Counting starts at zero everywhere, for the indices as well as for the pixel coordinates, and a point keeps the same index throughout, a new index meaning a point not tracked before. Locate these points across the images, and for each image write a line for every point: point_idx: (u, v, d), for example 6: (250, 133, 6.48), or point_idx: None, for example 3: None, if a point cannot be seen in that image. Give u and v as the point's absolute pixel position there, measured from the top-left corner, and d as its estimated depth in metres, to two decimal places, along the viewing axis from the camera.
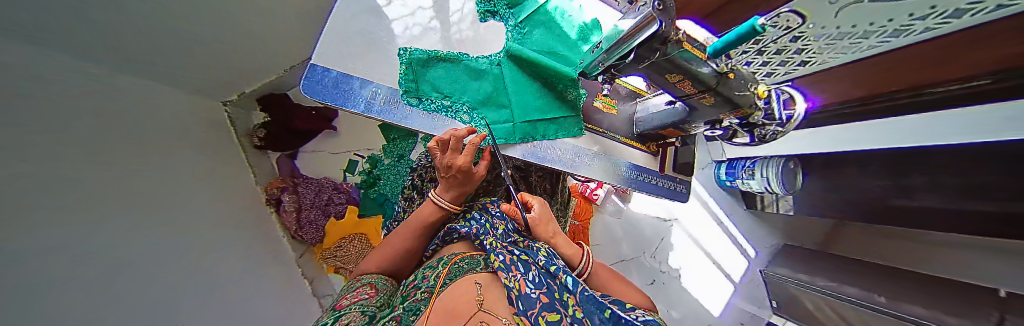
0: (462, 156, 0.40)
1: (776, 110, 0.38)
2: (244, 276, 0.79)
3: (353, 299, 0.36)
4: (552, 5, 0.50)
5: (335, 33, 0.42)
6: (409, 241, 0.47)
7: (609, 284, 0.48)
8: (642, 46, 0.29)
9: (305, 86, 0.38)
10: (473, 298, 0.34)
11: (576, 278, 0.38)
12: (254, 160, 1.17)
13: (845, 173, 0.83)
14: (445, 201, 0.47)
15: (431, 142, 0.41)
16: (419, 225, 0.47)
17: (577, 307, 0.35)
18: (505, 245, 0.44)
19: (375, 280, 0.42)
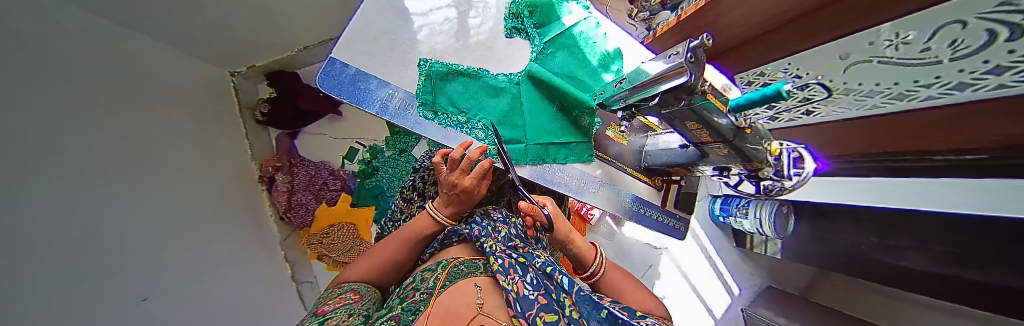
0: (468, 177, 0.40)
1: (785, 168, 0.38)
2: (222, 257, 0.76)
3: (337, 304, 0.35)
4: (578, 30, 0.50)
5: (358, 30, 0.41)
6: (401, 252, 0.45)
7: (619, 287, 0.47)
8: (671, 92, 0.30)
9: (322, 80, 0.38)
10: (473, 302, 0.34)
11: (572, 278, 0.41)
12: (253, 134, 1.15)
13: (840, 229, 0.81)
14: (442, 216, 0.47)
15: (437, 157, 0.40)
16: (411, 236, 0.46)
17: (574, 307, 0.37)
18: (505, 248, 0.44)
19: (358, 287, 0.40)
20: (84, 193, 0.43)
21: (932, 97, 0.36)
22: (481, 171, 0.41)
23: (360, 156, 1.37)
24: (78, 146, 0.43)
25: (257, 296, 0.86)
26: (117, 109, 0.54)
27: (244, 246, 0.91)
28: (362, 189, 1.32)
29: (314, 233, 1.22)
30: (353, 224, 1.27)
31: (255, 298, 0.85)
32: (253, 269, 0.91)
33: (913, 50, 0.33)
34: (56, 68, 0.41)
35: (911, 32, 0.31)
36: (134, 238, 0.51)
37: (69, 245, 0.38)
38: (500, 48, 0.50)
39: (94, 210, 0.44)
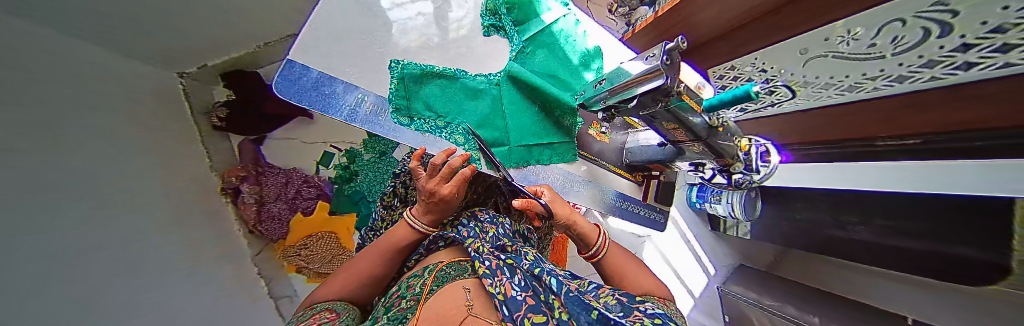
0: (448, 184, 0.39)
1: (754, 163, 0.39)
2: (191, 279, 0.70)
3: (312, 325, 0.32)
4: (557, 27, 0.49)
5: (318, 28, 0.37)
6: (380, 265, 0.43)
7: (623, 266, 0.46)
8: (648, 95, 0.30)
9: (279, 84, 0.34)
10: (462, 304, 0.36)
11: (561, 279, 0.38)
12: (212, 142, 1.04)
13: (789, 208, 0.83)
14: (422, 224, 0.44)
15: (411, 160, 0.38)
16: (389, 248, 0.43)
17: (563, 309, 0.35)
18: (493, 249, 0.44)
19: (334, 306, 0.38)
20: (50, 224, 0.40)
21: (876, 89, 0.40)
22: (461, 179, 0.39)
23: (336, 161, 1.29)
24: (47, 171, 0.40)
25: (233, 317, 0.81)
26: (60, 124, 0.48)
27: (214, 264, 0.84)
28: (341, 194, 1.26)
29: (291, 244, 1.17)
30: (333, 232, 1.23)
31: (232, 319, 0.80)
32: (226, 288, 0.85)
33: (863, 45, 0.37)
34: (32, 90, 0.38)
35: (862, 28, 0.36)
36: (89, 270, 0.45)
37: (39, 281, 0.35)
38: (480, 48, 0.48)
39: (58, 239, 0.41)
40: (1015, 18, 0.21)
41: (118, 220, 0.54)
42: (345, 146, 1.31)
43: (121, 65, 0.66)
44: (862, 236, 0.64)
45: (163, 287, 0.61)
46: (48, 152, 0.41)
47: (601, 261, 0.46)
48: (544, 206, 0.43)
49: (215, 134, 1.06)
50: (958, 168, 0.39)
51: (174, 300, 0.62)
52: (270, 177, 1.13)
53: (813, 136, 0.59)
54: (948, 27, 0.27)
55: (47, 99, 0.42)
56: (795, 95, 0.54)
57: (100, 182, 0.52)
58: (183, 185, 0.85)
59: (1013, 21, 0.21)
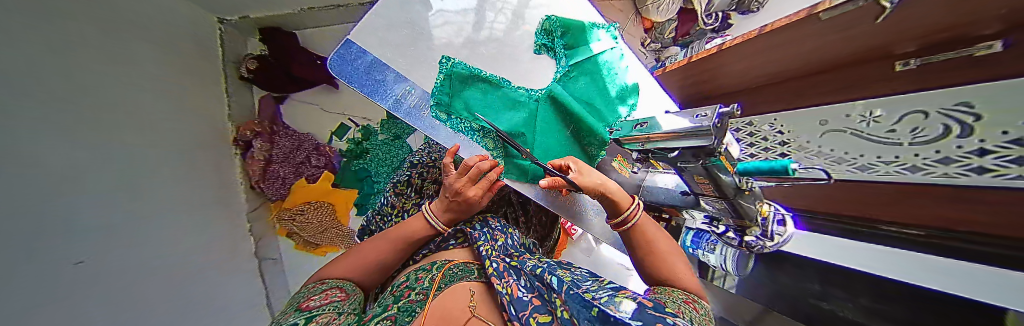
0: (474, 187, 0.40)
1: (770, 229, 0.40)
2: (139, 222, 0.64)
3: (323, 302, 0.34)
4: (603, 58, 0.51)
5: (381, 17, 0.41)
6: (390, 253, 0.44)
7: (655, 240, 0.44)
8: (693, 149, 0.32)
9: (334, 65, 0.38)
10: (465, 306, 0.38)
11: (561, 277, 0.37)
12: (234, 89, 1.13)
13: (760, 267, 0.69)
14: (439, 222, 0.44)
15: (445, 157, 0.40)
16: (402, 239, 0.44)
17: (564, 307, 0.34)
18: (502, 254, 0.45)
19: (342, 285, 0.39)
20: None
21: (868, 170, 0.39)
22: (488, 182, 0.41)
23: (349, 135, 1.39)
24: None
25: (178, 262, 0.75)
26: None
27: (175, 199, 0.80)
28: (347, 168, 1.32)
29: (288, 208, 1.23)
30: (331, 204, 1.28)
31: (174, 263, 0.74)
32: (186, 232, 0.81)
33: (882, 129, 0.35)
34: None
35: (884, 110, 0.34)
36: None
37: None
38: (525, 62, 0.49)
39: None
40: (1000, 142, 0.23)
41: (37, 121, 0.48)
42: (362, 122, 1.42)
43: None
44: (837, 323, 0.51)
45: (71, 211, 0.53)
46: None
47: (631, 230, 0.44)
48: (571, 180, 0.40)
49: (242, 83, 1.16)
50: (985, 275, 0.27)
51: (77, 226, 0.54)
52: (283, 137, 1.22)
53: (825, 204, 0.47)
54: (968, 130, 0.25)
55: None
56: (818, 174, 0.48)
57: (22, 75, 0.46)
58: (173, 122, 0.82)
59: (996, 145, 0.23)
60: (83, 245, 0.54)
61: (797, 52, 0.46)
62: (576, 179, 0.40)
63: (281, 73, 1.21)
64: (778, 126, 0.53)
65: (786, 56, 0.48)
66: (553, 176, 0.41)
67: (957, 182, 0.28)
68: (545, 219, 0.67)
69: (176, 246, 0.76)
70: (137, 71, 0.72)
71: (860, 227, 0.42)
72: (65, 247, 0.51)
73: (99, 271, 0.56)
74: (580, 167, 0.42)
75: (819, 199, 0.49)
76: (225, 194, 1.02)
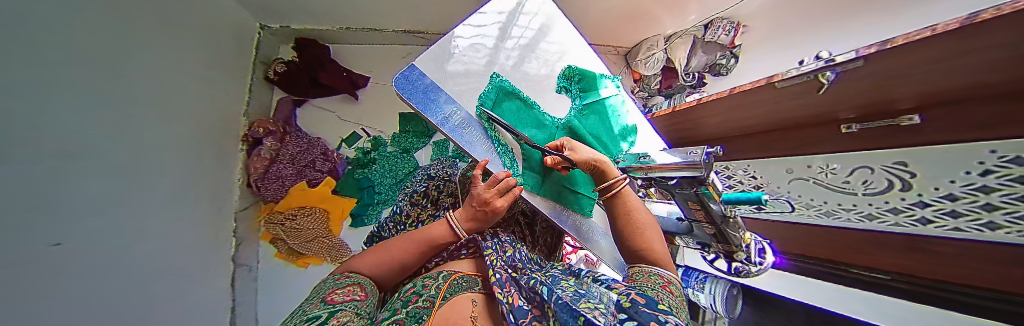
0: (502, 199, 0.45)
1: (753, 256, 0.45)
2: (109, 207, 0.61)
3: (345, 297, 0.36)
4: (610, 102, 0.61)
5: (438, 48, 0.50)
6: (408, 257, 0.45)
7: (636, 210, 0.46)
8: (689, 179, 0.38)
9: (398, 81, 0.45)
10: (468, 315, 0.39)
11: (552, 289, 0.38)
12: (257, 89, 1.21)
13: None
14: (461, 229, 0.47)
15: (477, 168, 0.46)
16: (425, 241, 0.46)
17: (556, 317, 0.34)
18: (506, 266, 0.47)
19: (362, 282, 0.41)
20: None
21: (819, 215, 0.49)
22: (513, 195, 0.46)
23: (359, 144, 1.44)
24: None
25: (149, 246, 0.70)
26: None
27: (158, 187, 0.75)
28: (350, 176, 1.36)
29: (280, 211, 1.22)
30: (325, 210, 1.28)
31: (145, 253, 0.68)
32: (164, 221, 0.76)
33: (839, 179, 0.44)
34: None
35: (838, 164, 0.43)
36: None
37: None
38: (549, 98, 0.57)
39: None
40: (961, 190, 0.29)
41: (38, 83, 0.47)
42: (374, 133, 1.48)
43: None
44: None
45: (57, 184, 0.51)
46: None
47: (615, 197, 0.47)
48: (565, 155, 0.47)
49: (265, 84, 1.26)
50: (946, 316, 0.32)
51: (57, 199, 0.51)
52: (292, 139, 1.27)
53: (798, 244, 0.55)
54: (908, 186, 0.34)
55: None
56: (789, 211, 0.56)
57: (32, 34, 0.46)
58: (178, 109, 0.83)
59: (934, 199, 0.32)
60: (63, 221, 0.51)
61: (761, 109, 0.57)
62: (574, 155, 0.47)
63: (305, 78, 1.31)
64: (754, 172, 0.63)
65: (753, 112, 0.59)
66: (553, 155, 0.49)
67: (907, 231, 0.36)
68: (549, 240, 0.69)
69: (150, 237, 0.70)
70: (156, 55, 0.74)
71: (837, 271, 0.47)
72: (41, 218, 0.48)
73: (72, 253, 0.52)
74: (574, 146, 0.49)
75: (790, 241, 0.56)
76: (212, 192, 0.97)
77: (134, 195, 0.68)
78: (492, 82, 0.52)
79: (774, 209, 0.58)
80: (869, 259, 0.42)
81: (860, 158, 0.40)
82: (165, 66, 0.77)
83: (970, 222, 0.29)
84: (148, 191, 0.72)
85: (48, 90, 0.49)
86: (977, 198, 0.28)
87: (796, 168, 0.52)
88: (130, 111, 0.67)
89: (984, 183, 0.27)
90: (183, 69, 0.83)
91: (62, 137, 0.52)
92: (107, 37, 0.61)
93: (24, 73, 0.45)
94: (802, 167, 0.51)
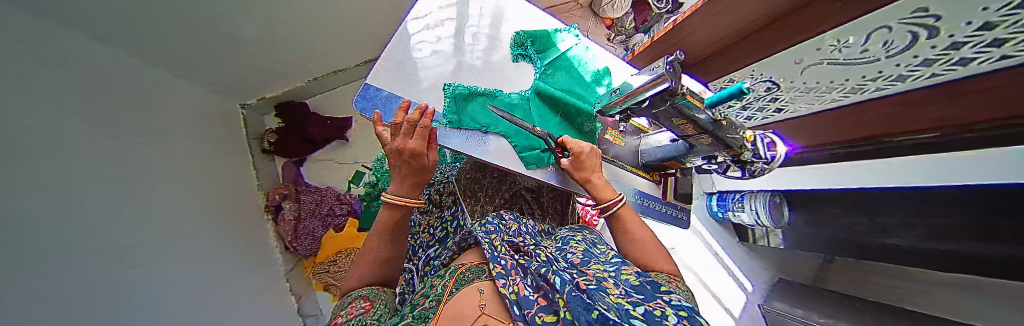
0: (412, 140, 0.41)
1: (761, 150, 0.44)
2: (183, 292, 0.69)
3: (352, 314, 0.39)
4: (572, 53, 0.63)
5: (388, 58, 0.49)
6: (380, 247, 0.49)
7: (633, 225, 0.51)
8: (658, 95, 0.36)
9: (357, 101, 0.43)
10: (476, 304, 0.38)
11: (565, 279, 0.36)
12: (260, 163, 1.30)
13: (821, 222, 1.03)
14: (397, 197, 0.47)
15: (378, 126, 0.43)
16: (385, 229, 0.49)
17: (567, 309, 0.32)
18: (509, 250, 0.48)
19: (366, 294, 0.45)
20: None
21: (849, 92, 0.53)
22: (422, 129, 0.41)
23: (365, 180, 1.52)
24: (12, 145, 0.41)
25: (227, 317, 0.78)
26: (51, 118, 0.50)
27: (215, 267, 0.84)
28: (367, 211, 1.40)
29: (321, 262, 1.31)
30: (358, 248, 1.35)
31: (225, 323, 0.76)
32: (230, 294, 0.84)
33: (853, 52, 0.45)
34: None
35: (851, 37, 0.44)
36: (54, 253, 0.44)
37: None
38: (511, 72, 0.58)
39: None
40: (970, 32, 0.29)
41: (93, 215, 0.53)
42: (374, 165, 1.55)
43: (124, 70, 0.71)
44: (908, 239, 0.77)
45: (138, 282, 0.58)
46: (7, 121, 0.41)
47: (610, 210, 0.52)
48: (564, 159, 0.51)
49: (264, 156, 1.33)
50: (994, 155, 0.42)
51: (138, 283, 0.58)
52: (307, 195, 1.35)
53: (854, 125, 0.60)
54: (915, 42, 0.35)
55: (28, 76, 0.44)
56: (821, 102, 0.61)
57: (72, 166, 0.52)
58: (201, 197, 0.90)
59: (943, 50, 0.34)
60: (154, 311, 0.58)
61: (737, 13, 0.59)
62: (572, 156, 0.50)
63: (294, 139, 1.36)
64: (767, 75, 0.66)
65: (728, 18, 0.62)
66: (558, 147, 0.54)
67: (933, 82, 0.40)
68: (558, 207, 0.84)
69: (224, 309, 0.78)
70: (167, 155, 0.81)
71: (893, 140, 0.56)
72: (137, 313, 0.55)
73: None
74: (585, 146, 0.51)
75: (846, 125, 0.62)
76: (257, 263, 1.06)
77: (199, 277, 0.75)
78: (448, 93, 0.50)
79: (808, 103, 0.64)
80: (916, 118, 0.47)
81: (862, 26, 0.41)
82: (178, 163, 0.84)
83: (981, 61, 0.32)
84: (208, 272, 0.80)
85: (95, 206, 0.55)
86: (974, 39, 0.29)
87: (806, 58, 0.54)
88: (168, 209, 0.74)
89: (986, 23, 0.27)
90: (192, 161, 0.90)
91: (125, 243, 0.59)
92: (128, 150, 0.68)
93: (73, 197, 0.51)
94: (815, 55, 0.52)
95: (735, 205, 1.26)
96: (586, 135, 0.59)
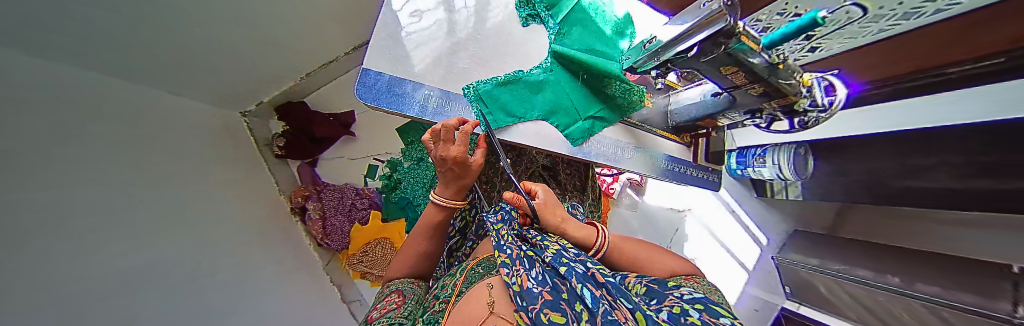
0: (456, 146, 0.43)
1: (820, 98, 0.38)
2: (236, 294, 0.75)
3: (382, 311, 0.40)
4: (587, 2, 0.55)
5: (383, 36, 0.43)
6: (423, 243, 0.56)
7: (634, 251, 0.55)
8: (707, 40, 0.30)
9: (361, 90, 0.39)
10: (485, 301, 0.35)
11: (593, 290, 0.32)
12: (275, 167, 1.34)
13: (853, 167, 1.03)
14: (444, 198, 0.52)
15: (426, 135, 0.44)
16: (426, 225, 0.54)
17: (586, 313, 0.29)
18: (514, 239, 0.46)
19: (402, 288, 0.48)
20: (58, 228, 0.41)
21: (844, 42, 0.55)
22: (465, 138, 0.42)
23: (380, 173, 1.52)
24: (46, 179, 0.41)
25: (280, 312, 0.86)
26: (78, 147, 0.50)
27: (261, 270, 0.91)
28: (389, 203, 1.44)
29: (353, 254, 1.36)
30: (388, 238, 1.39)
31: (280, 318, 0.84)
32: (278, 292, 0.92)
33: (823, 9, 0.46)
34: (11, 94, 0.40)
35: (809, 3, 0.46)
36: (114, 277, 0.47)
37: (37, 273, 0.35)
38: (520, 34, 0.54)
39: (72, 246, 0.42)
40: None
41: (141, 235, 0.57)
42: (386, 157, 1.54)
43: (123, 91, 0.70)
44: (944, 183, 0.78)
45: (193, 293, 0.63)
46: (44, 155, 0.43)
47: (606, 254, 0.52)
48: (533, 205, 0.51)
49: (277, 160, 1.36)
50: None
51: (193, 295, 0.63)
52: (328, 193, 1.39)
53: (876, 67, 0.60)
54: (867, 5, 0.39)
55: (35, 108, 0.43)
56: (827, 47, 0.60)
57: (112, 192, 0.54)
58: (231, 208, 0.93)
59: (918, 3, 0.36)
60: (216, 315, 0.65)
61: None
62: (539, 204, 0.51)
63: (303, 141, 1.37)
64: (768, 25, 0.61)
65: None
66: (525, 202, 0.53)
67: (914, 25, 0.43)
68: (576, 182, 0.82)
69: (275, 306, 0.86)
70: (192, 170, 0.83)
71: (917, 80, 0.56)
72: (202, 318, 0.61)
73: None
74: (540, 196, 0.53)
75: (876, 63, 0.59)
76: (296, 261, 1.15)
77: (247, 281, 0.82)
78: (476, 84, 0.47)
79: (824, 50, 0.61)
80: (929, 56, 0.49)
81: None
82: (202, 177, 0.86)
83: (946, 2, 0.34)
84: (254, 276, 0.86)
85: (143, 227, 0.58)
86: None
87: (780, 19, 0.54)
88: (203, 222, 0.77)
89: None
90: (213, 175, 0.92)
91: (174, 258, 0.63)
92: (159, 171, 0.70)
93: (122, 221, 0.54)
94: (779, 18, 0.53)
95: (756, 160, 1.18)
96: (610, 99, 0.53)
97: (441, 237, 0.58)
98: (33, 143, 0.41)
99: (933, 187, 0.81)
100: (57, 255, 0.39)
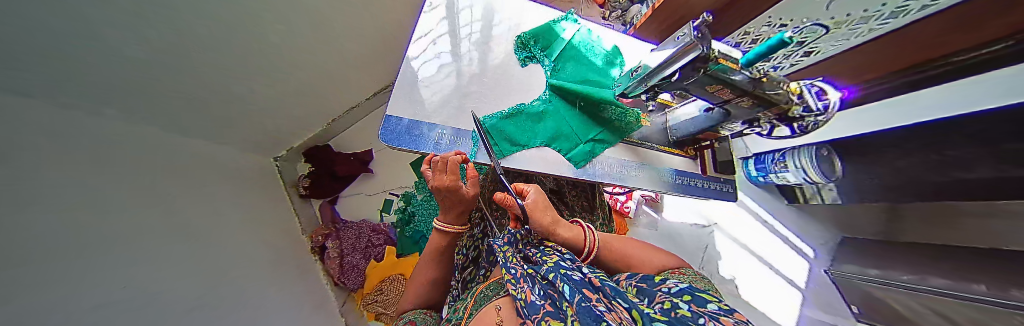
0: (448, 176, 0.47)
1: (812, 103, 0.39)
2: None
3: None
4: (576, 41, 0.63)
5: (402, 87, 0.50)
6: (430, 269, 0.57)
7: (617, 244, 0.54)
8: (689, 65, 0.34)
9: (383, 133, 0.45)
10: (493, 320, 0.35)
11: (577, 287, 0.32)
12: (299, 207, 1.42)
13: (883, 164, 0.97)
14: (445, 225, 0.56)
15: (422, 166, 0.48)
16: (433, 250, 0.58)
17: (575, 317, 0.28)
18: (518, 259, 0.46)
19: (415, 317, 0.49)
20: (77, 255, 0.44)
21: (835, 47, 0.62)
22: (455, 168, 0.46)
23: (395, 206, 1.57)
24: (67, 219, 0.45)
25: None
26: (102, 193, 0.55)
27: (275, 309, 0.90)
28: (403, 237, 1.44)
29: (368, 293, 1.34)
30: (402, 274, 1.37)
31: None
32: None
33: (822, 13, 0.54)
34: (43, 141, 0.47)
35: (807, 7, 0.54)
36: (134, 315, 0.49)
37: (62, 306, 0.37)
38: (519, 73, 0.60)
39: (91, 273, 0.45)
40: None
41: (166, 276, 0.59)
42: (401, 190, 1.60)
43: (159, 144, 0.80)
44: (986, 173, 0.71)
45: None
46: (68, 189, 0.48)
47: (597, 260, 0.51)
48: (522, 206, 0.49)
49: (302, 201, 1.46)
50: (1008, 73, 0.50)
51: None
52: (346, 231, 1.43)
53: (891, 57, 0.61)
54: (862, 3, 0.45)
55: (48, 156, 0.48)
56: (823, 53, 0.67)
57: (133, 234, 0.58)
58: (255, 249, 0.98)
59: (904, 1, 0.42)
60: None
61: None
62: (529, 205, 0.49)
63: (325, 182, 1.47)
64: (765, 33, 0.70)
65: None
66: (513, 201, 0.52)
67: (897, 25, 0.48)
68: (585, 203, 0.82)
69: None
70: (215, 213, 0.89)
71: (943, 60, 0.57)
72: None
73: None
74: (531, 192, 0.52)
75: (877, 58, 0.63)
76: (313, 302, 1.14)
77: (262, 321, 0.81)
78: (481, 121, 0.52)
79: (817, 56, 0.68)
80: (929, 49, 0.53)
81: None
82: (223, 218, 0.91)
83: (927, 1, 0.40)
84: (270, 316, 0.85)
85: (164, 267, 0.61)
86: None
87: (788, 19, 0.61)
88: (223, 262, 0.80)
89: None
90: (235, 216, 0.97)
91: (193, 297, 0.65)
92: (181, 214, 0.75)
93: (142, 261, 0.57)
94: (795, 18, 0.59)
95: (777, 165, 1.14)
96: (608, 122, 0.57)
97: (448, 261, 0.60)
98: (57, 187, 0.45)
99: (977, 177, 0.73)
100: (81, 292, 0.41)
